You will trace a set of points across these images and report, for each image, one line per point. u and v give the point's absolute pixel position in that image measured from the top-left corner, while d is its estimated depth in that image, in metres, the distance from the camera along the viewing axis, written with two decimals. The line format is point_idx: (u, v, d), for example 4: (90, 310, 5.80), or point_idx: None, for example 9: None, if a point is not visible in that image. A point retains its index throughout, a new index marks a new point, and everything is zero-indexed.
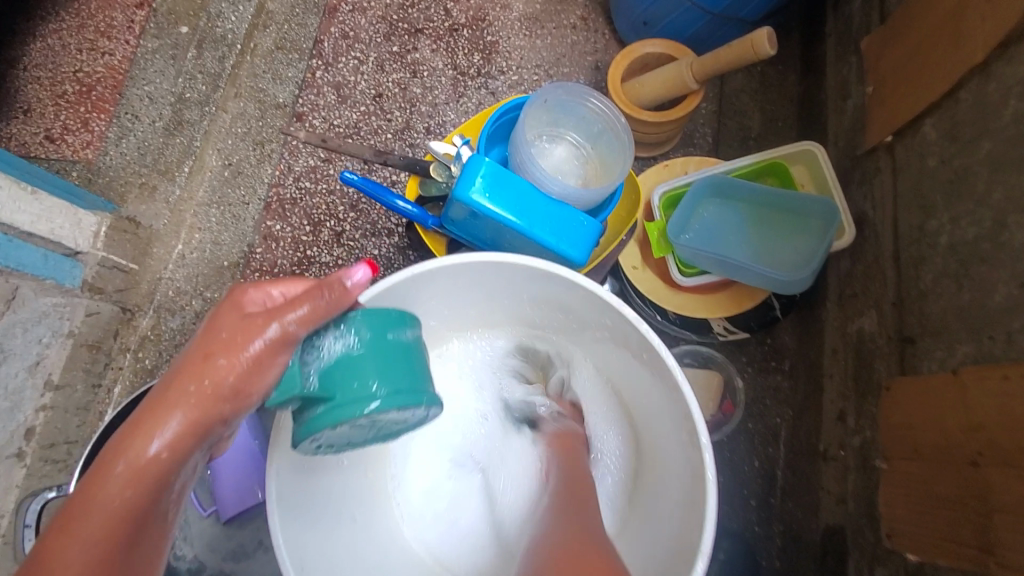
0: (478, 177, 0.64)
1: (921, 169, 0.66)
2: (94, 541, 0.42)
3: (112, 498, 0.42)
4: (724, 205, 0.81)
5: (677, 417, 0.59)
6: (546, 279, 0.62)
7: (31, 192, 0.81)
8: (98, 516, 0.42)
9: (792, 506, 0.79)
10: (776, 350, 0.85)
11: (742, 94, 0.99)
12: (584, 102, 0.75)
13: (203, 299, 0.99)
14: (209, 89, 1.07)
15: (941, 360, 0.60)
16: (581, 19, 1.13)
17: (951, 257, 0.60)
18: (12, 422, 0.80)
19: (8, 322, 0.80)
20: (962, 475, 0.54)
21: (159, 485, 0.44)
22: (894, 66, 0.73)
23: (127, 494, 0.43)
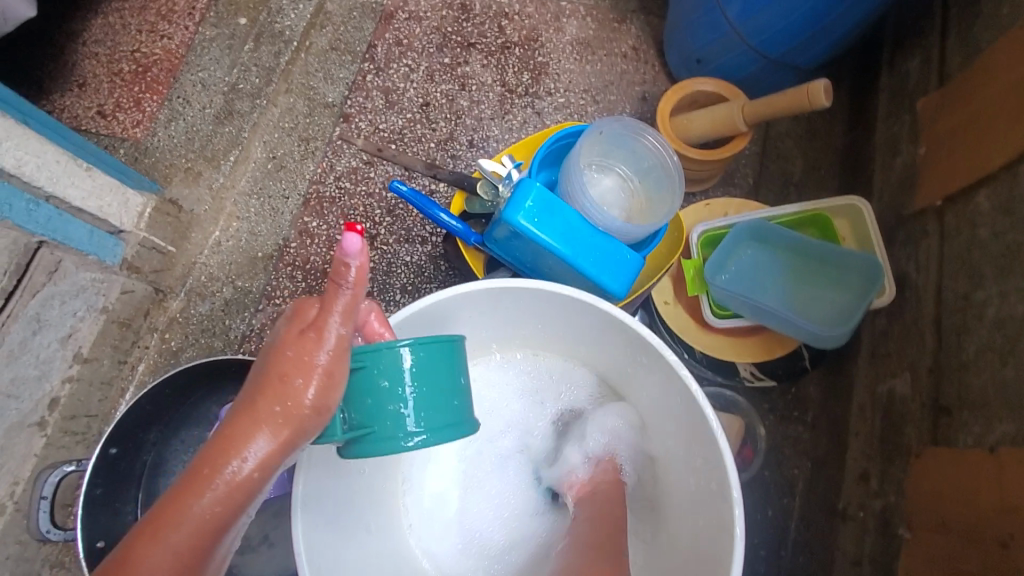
0: (528, 201, 0.64)
1: (972, 239, 0.65)
2: (181, 550, 0.43)
3: (203, 510, 0.44)
4: (764, 251, 0.80)
5: (708, 465, 0.59)
6: (584, 310, 0.62)
7: (86, 169, 0.83)
8: (188, 528, 0.43)
9: (804, 562, 0.77)
10: (799, 400, 0.84)
11: (787, 138, 0.99)
12: (636, 137, 0.75)
13: (233, 287, 1.01)
14: (262, 82, 1.07)
15: (978, 436, 0.59)
16: (632, 48, 1.14)
17: (997, 331, 0.59)
18: (39, 391, 0.81)
19: (46, 295, 0.80)
20: (992, 557, 0.54)
21: (248, 500, 0.45)
22: (951, 130, 0.72)
23: (218, 506, 0.44)
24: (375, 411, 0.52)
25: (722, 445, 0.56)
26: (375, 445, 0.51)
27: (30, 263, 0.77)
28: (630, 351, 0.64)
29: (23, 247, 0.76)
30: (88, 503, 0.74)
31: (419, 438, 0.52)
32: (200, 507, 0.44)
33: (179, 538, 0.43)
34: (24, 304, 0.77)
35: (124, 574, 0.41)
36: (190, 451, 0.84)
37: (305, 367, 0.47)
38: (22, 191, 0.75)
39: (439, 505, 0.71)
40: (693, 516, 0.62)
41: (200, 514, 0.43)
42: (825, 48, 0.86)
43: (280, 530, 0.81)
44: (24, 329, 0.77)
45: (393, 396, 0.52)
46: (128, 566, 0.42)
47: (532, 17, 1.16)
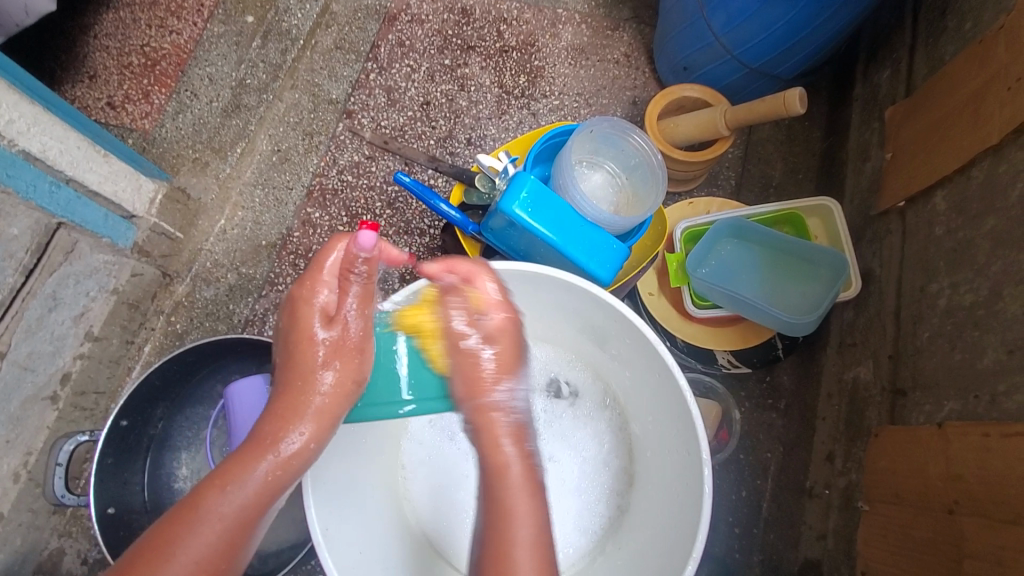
0: (523, 192, 0.69)
1: (928, 236, 0.71)
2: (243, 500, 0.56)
3: (262, 473, 0.57)
4: (742, 246, 0.86)
5: (683, 438, 0.64)
6: (573, 292, 0.68)
7: (103, 155, 0.87)
8: (250, 484, 0.56)
9: (774, 538, 0.82)
10: (774, 388, 0.89)
11: (768, 143, 1.05)
12: (624, 136, 0.80)
13: (237, 273, 1.05)
14: (269, 78, 1.13)
15: (928, 413, 0.64)
16: (624, 55, 1.19)
17: (947, 319, 0.65)
18: (52, 366, 0.85)
19: (62, 274, 0.84)
20: (939, 522, 0.58)
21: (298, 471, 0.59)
22: (915, 137, 0.78)
23: (274, 471, 0.58)
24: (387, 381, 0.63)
25: (694, 416, 0.61)
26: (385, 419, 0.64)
27: (49, 244, 0.81)
28: (614, 331, 0.69)
29: (44, 228, 0.81)
30: (99, 472, 0.79)
31: (412, 406, 0.63)
32: (259, 469, 0.57)
33: (241, 493, 0.56)
34: (42, 281, 0.81)
35: (193, 517, 0.54)
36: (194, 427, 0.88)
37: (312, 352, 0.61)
38: (45, 174, 0.79)
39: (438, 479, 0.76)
40: (667, 486, 0.67)
41: (262, 475, 0.57)
42: (802, 59, 0.92)
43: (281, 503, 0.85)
44: (40, 307, 0.81)
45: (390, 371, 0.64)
46: (198, 507, 0.54)
47: (530, 23, 1.21)
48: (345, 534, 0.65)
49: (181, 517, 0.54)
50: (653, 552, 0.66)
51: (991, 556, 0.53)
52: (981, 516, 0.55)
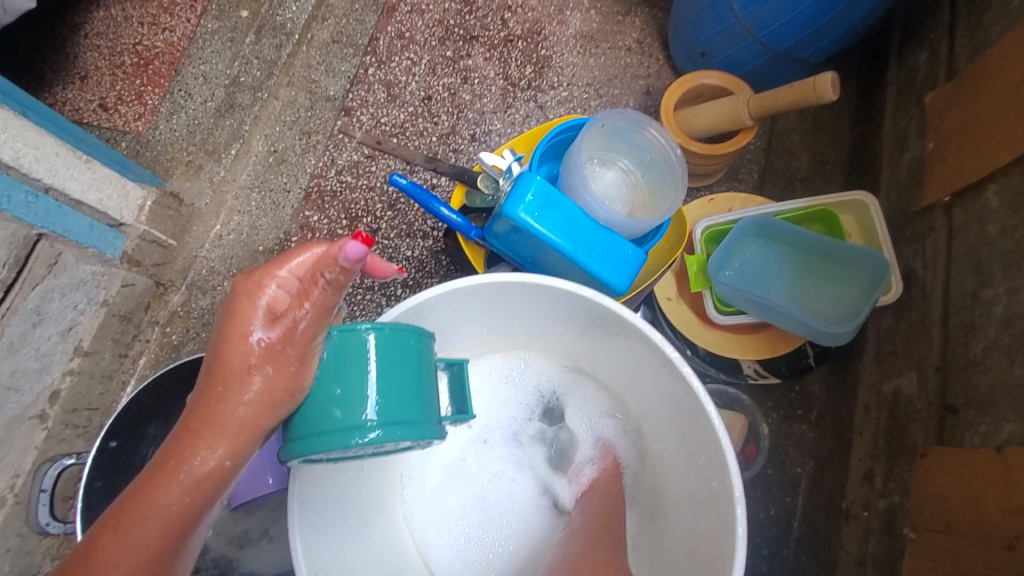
0: (529, 195, 0.64)
1: (980, 235, 0.64)
2: (149, 542, 0.49)
3: (172, 504, 0.50)
4: (769, 246, 0.79)
5: (708, 464, 0.59)
6: (584, 305, 0.62)
7: (85, 160, 0.82)
8: (155, 522, 0.50)
9: (805, 561, 0.77)
10: (803, 398, 0.83)
11: (793, 133, 0.98)
12: (638, 129, 0.74)
13: (234, 281, 1.00)
14: (264, 75, 1.06)
15: (985, 435, 0.58)
16: (636, 41, 1.12)
17: (1005, 329, 0.58)
18: (39, 384, 0.81)
19: (47, 287, 0.80)
20: (997, 557, 0.52)
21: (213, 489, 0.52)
22: (960, 125, 0.71)
23: (184, 498, 0.51)
24: (343, 394, 0.52)
25: (717, 429, 0.56)
26: (322, 442, 0.50)
27: (30, 256, 0.77)
28: (628, 346, 0.63)
29: (23, 239, 0.76)
30: (87, 496, 0.75)
31: (377, 433, 0.51)
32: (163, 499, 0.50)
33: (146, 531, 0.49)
34: (23, 296, 0.77)
35: (96, 566, 0.48)
36: None
37: (242, 351, 0.51)
38: (19, 183, 0.75)
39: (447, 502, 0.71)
40: (692, 507, 0.62)
41: (167, 507, 0.50)
42: (831, 41, 0.85)
43: (280, 525, 0.81)
44: (24, 322, 0.78)
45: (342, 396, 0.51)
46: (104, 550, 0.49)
47: (536, 10, 1.15)
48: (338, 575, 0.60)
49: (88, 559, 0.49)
50: None
51: None
52: None
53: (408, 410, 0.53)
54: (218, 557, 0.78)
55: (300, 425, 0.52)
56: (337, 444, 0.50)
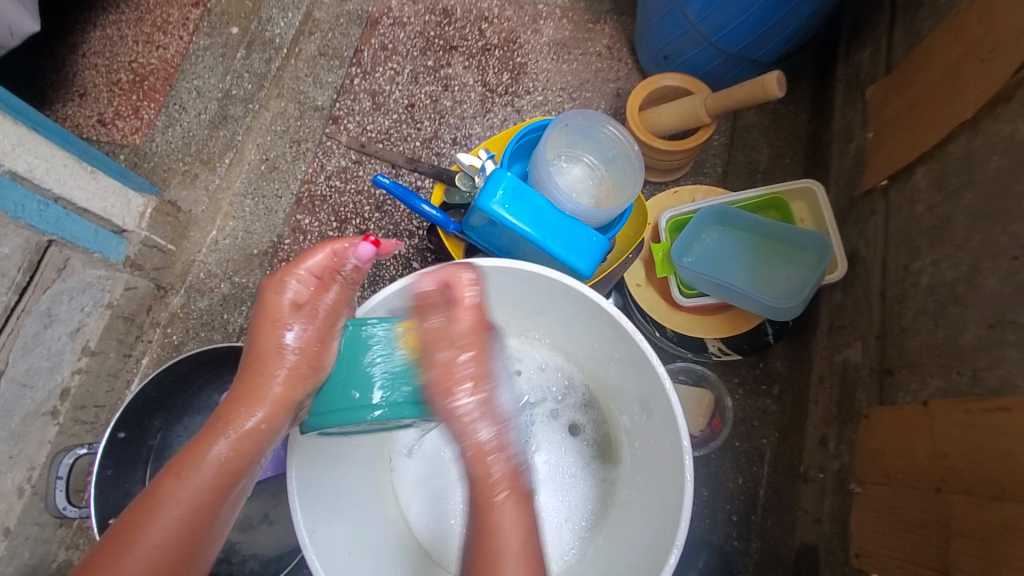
0: (500, 189, 0.70)
1: (911, 214, 0.71)
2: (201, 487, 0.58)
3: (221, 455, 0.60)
4: (727, 233, 0.85)
5: (664, 427, 0.64)
6: (552, 287, 0.68)
7: (91, 171, 0.88)
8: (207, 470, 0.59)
9: (771, 524, 0.82)
10: (767, 373, 0.89)
11: (753, 129, 1.05)
12: (601, 128, 0.80)
13: (231, 283, 1.06)
14: (254, 88, 1.13)
15: (914, 392, 0.64)
16: (606, 47, 1.19)
17: (931, 297, 0.65)
18: (50, 381, 0.87)
19: (56, 290, 0.85)
20: (927, 502, 0.58)
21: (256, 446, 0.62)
22: (894, 115, 0.78)
23: (231, 451, 0.60)
24: (357, 378, 0.60)
25: (673, 402, 0.62)
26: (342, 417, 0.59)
27: (41, 261, 0.82)
28: (592, 322, 0.69)
29: (35, 246, 0.81)
30: (99, 483, 0.80)
31: (382, 410, 0.59)
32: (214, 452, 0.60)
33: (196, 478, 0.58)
34: (35, 299, 0.82)
35: (154, 503, 0.56)
36: (192, 437, 0.89)
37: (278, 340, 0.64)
38: (32, 194, 0.80)
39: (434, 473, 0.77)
40: (652, 471, 0.67)
41: (218, 457, 0.59)
42: (781, 42, 0.92)
43: (280, 508, 0.87)
44: (35, 323, 0.83)
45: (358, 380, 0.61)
46: (161, 494, 0.57)
47: (511, 20, 1.21)
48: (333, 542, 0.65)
49: (144, 504, 0.56)
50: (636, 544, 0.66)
51: (978, 533, 0.52)
52: (967, 494, 0.54)
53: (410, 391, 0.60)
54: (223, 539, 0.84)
55: (325, 404, 0.61)
56: (350, 420, 0.59)
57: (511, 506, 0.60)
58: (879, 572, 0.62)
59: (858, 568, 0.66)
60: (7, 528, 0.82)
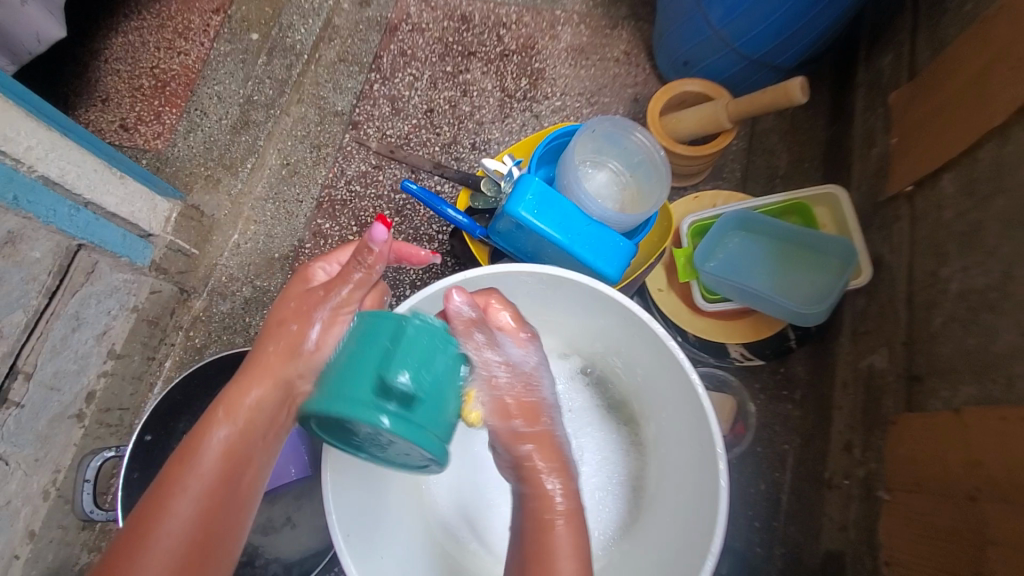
0: (528, 194, 0.70)
1: (937, 220, 0.70)
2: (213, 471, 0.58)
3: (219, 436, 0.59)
4: (749, 239, 0.86)
5: (697, 434, 0.64)
6: (580, 293, 0.68)
7: (120, 176, 0.89)
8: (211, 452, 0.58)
9: (795, 531, 0.82)
10: (788, 379, 0.89)
11: (772, 134, 1.05)
12: (627, 134, 0.81)
13: (252, 286, 1.07)
14: (275, 93, 1.16)
15: (945, 399, 0.63)
16: (624, 52, 1.20)
17: (960, 303, 0.64)
18: (76, 384, 0.88)
19: (84, 294, 0.87)
20: (960, 509, 0.56)
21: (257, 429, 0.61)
22: (920, 121, 0.77)
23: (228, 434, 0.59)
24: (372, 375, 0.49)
25: (709, 413, 0.60)
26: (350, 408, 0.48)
27: (70, 265, 0.84)
28: (623, 328, 0.69)
29: (65, 250, 0.83)
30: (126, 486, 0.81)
31: (390, 421, 0.48)
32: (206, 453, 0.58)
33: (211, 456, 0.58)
34: (64, 302, 0.84)
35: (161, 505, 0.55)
36: None
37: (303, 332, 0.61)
38: (64, 199, 0.81)
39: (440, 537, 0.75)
40: (685, 482, 0.66)
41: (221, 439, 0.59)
42: (802, 48, 0.92)
43: (303, 512, 0.88)
44: (63, 327, 0.84)
45: (386, 354, 0.50)
46: (180, 479, 0.56)
47: (529, 26, 1.22)
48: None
49: (163, 485, 0.56)
50: (666, 554, 0.65)
51: (1013, 541, 0.50)
52: (1003, 502, 0.52)
53: (426, 412, 0.50)
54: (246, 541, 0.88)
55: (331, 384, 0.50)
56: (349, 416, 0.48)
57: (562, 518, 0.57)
58: None
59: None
60: (32, 531, 0.84)
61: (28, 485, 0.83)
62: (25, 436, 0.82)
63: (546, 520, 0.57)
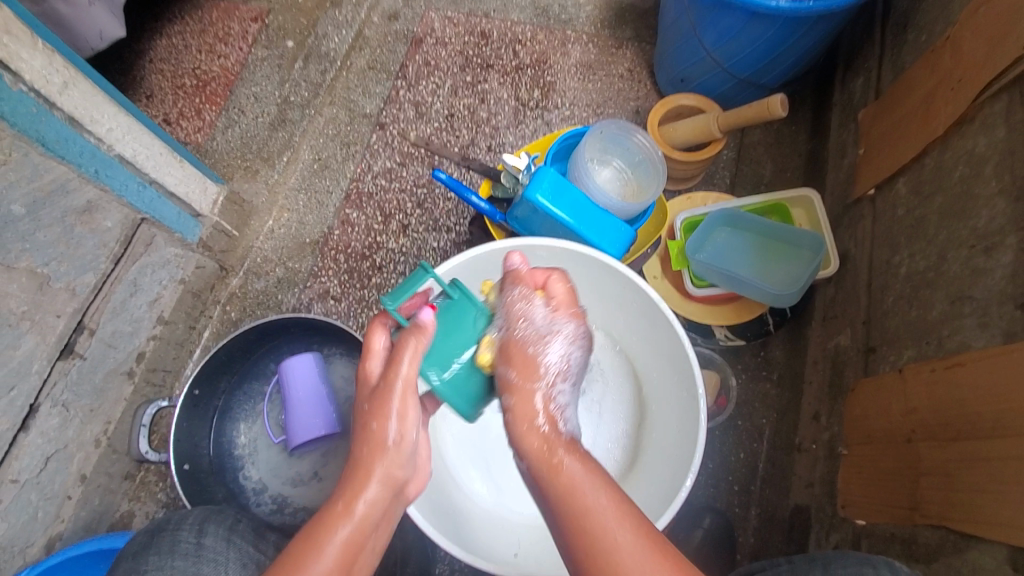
0: (544, 183, 0.82)
1: (893, 216, 0.82)
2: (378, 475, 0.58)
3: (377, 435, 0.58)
4: (735, 233, 0.97)
5: (683, 383, 0.75)
6: (589, 265, 0.79)
7: (180, 161, 1.00)
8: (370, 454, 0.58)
9: (769, 492, 0.92)
10: (767, 361, 1.00)
11: (758, 146, 1.17)
12: (629, 137, 0.93)
13: (285, 267, 1.17)
14: (310, 95, 1.27)
15: (892, 363, 0.74)
16: (627, 70, 1.33)
17: (907, 284, 0.76)
18: (130, 344, 0.99)
19: (143, 263, 0.97)
20: (900, 449, 0.67)
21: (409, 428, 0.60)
22: (882, 135, 0.90)
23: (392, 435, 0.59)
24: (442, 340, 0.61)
25: (694, 363, 0.73)
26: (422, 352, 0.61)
27: (133, 236, 0.94)
28: (623, 295, 0.80)
29: (131, 222, 0.94)
30: (176, 433, 0.91)
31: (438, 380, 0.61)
32: (355, 512, 0.57)
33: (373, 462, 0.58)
34: (126, 269, 0.95)
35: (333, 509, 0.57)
36: (250, 401, 1.03)
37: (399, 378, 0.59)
38: (134, 176, 0.92)
39: (475, 465, 0.87)
40: (673, 427, 0.77)
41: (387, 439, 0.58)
42: (784, 70, 1.05)
43: (328, 468, 1.00)
44: (124, 291, 0.95)
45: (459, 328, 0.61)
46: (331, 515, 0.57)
47: (542, 43, 1.35)
48: (441, 528, 0.73)
49: (319, 527, 0.56)
50: (656, 489, 0.76)
51: (941, 470, 0.61)
52: (932, 438, 0.63)
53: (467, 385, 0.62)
54: (277, 492, 0.98)
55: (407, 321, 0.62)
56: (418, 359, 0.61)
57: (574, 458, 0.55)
58: (861, 517, 0.72)
59: (845, 517, 0.76)
60: (84, 474, 0.93)
61: (82, 432, 0.93)
62: (85, 387, 0.92)
63: (553, 463, 0.55)
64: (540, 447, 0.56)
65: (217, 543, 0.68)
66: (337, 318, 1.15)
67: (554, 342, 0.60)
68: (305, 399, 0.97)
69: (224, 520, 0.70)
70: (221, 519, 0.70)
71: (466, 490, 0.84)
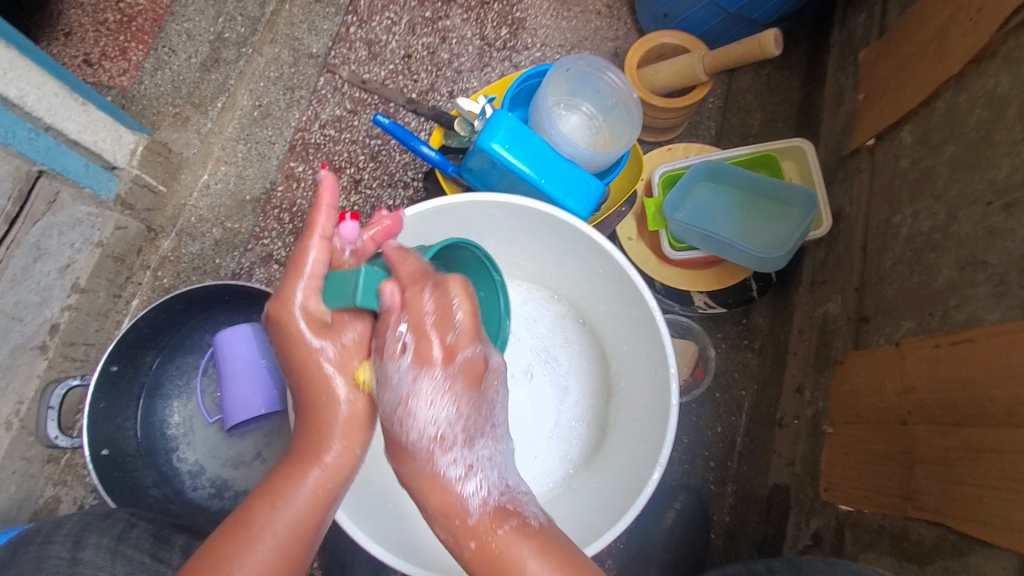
0: (501, 129, 0.71)
1: (895, 170, 0.73)
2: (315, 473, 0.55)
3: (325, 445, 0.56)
4: (718, 189, 0.88)
5: (654, 358, 0.67)
6: (549, 226, 0.69)
7: (82, 104, 0.86)
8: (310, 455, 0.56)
9: (747, 469, 0.86)
10: (749, 329, 0.92)
11: (748, 93, 1.06)
12: (601, 76, 0.82)
13: (223, 228, 1.05)
14: (248, 31, 1.07)
15: (888, 335, 0.67)
16: (606, 6, 1.19)
17: (909, 246, 0.67)
18: (39, 316, 0.87)
19: (46, 224, 0.85)
20: (894, 433, 0.60)
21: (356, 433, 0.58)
22: (885, 76, 0.79)
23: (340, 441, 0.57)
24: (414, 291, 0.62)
25: (663, 336, 0.65)
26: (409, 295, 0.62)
27: (30, 192, 0.83)
28: (588, 261, 0.71)
29: (24, 175, 0.82)
30: (92, 414, 0.82)
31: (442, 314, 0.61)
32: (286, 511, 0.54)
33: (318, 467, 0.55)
34: (25, 230, 0.83)
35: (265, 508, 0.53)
36: (183, 376, 0.92)
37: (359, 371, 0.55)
38: (23, 121, 0.80)
39: None
40: (641, 407, 0.70)
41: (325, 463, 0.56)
42: (778, 4, 0.93)
43: (272, 448, 0.91)
44: (25, 256, 0.83)
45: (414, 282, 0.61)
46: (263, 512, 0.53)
47: None
48: (375, 529, 0.65)
49: (271, 492, 0.54)
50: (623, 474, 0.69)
51: (939, 459, 0.55)
52: (932, 422, 0.56)
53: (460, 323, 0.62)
54: (214, 475, 0.89)
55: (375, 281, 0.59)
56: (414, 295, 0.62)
57: (477, 478, 0.55)
58: (845, 503, 0.66)
59: (827, 501, 0.70)
60: None
61: None
62: None
63: (479, 536, 0.53)
64: (453, 521, 0.54)
65: (97, 557, 0.63)
66: (282, 284, 1.04)
67: (416, 411, 0.54)
68: (244, 371, 0.87)
69: (111, 529, 0.65)
70: (106, 528, 0.65)
71: (419, 473, 0.77)
